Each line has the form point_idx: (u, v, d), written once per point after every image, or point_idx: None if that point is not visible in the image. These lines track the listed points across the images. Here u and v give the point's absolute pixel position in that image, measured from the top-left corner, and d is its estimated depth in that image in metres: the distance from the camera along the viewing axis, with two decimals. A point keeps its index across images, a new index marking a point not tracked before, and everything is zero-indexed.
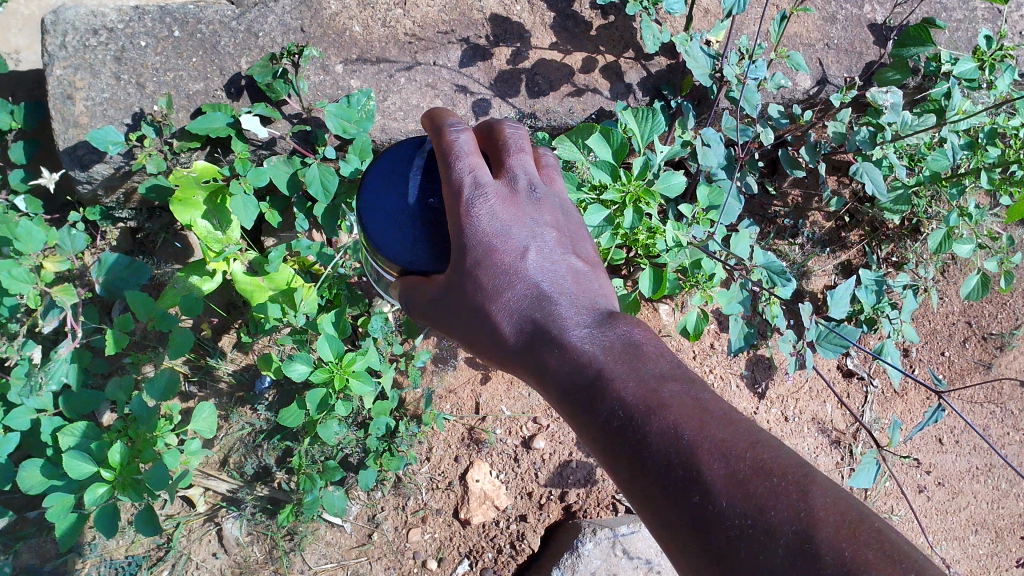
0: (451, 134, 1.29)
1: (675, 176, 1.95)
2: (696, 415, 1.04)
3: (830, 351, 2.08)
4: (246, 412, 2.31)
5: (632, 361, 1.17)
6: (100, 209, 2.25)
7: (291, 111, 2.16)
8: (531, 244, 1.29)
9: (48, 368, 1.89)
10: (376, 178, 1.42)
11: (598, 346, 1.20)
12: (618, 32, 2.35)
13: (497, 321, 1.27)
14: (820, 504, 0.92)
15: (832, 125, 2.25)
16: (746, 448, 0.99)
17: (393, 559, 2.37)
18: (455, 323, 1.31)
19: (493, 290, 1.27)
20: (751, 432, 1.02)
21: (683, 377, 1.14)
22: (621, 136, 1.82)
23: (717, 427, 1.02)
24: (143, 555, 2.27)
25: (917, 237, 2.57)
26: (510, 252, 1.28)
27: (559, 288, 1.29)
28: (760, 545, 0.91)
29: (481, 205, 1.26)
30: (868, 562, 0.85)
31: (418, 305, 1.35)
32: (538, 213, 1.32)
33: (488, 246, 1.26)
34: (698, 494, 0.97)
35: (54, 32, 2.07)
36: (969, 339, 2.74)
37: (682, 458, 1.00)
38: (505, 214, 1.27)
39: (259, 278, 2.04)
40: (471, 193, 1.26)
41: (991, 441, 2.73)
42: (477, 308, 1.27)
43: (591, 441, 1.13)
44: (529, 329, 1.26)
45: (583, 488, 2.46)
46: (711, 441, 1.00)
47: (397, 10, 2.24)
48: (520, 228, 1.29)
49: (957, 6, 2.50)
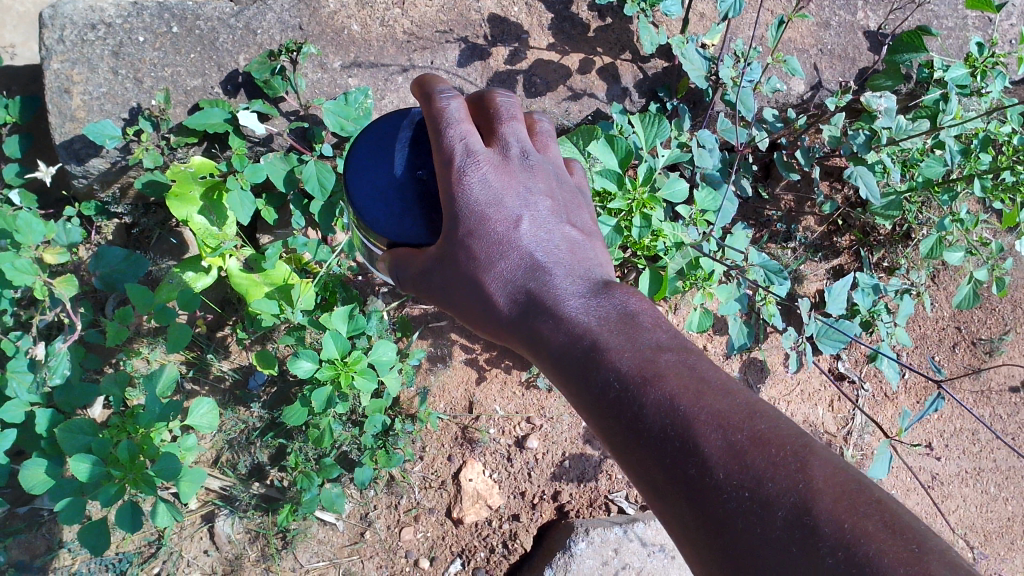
0: (442, 101, 1.29)
1: (678, 182, 1.97)
2: (692, 387, 1.04)
3: (830, 347, 2.11)
4: (241, 411, 2.31)
5: (629, 333, 1.16)
6: (96, 205, 2.24)
7: (289, 108, 2.17)
8: (525, 213, 1.30)
9: (50, 362, 1.94)
10: (362, 151, 1.41)
11: (594, 316, 1.20)
12: (615, 35, 2.38)
13: (490, 291, 1.28)
14: (819, 475, 0.91)
15: (826, 130, 2.29)
16: (743, 420, 0.98)
17: (385, 558, 2.37)
18: (449, 294, 1.32)
19: (487, 261, 1.28)
20: (748, 403, 1.02)
21: (680, 349, 1.13)
22: (626, 142, 1.83)
23: (714, 398, 1.02)
24: (134, 552, 2.26)
25: (909, 243, 2.61)
26: (503, 221, 1.28)
27: (553, 257, 1.29)
28: (757, 519, 0.90)
29: (474, 173, 1.27)
30: (868, 533, 0.85)
31: (410, 277, 1.35)
32: (532, 181, 1.33)
33: (481, 216, 1.27)
34: (695, 464, 0.97)
35: (52, 26, 2.07)
36: (958, 344, 2.76)
37: (677, 430, 1.00)
38: (497, 182, 1.28)
39: (256, 275, 2.09)
40: (463, 160, 1.27)
41: (979, 445, 2.75)
42: (470, 278, 1.29)
43: (586, 412, 1.13)
44: (523, 299, 1.26)
45: (575, 488, 2.47)
46: (708, 414, 1.00)
47: (396, 9, 2.26)
48: (514, 196, 1.30)
49: (948, 14, 2.53)
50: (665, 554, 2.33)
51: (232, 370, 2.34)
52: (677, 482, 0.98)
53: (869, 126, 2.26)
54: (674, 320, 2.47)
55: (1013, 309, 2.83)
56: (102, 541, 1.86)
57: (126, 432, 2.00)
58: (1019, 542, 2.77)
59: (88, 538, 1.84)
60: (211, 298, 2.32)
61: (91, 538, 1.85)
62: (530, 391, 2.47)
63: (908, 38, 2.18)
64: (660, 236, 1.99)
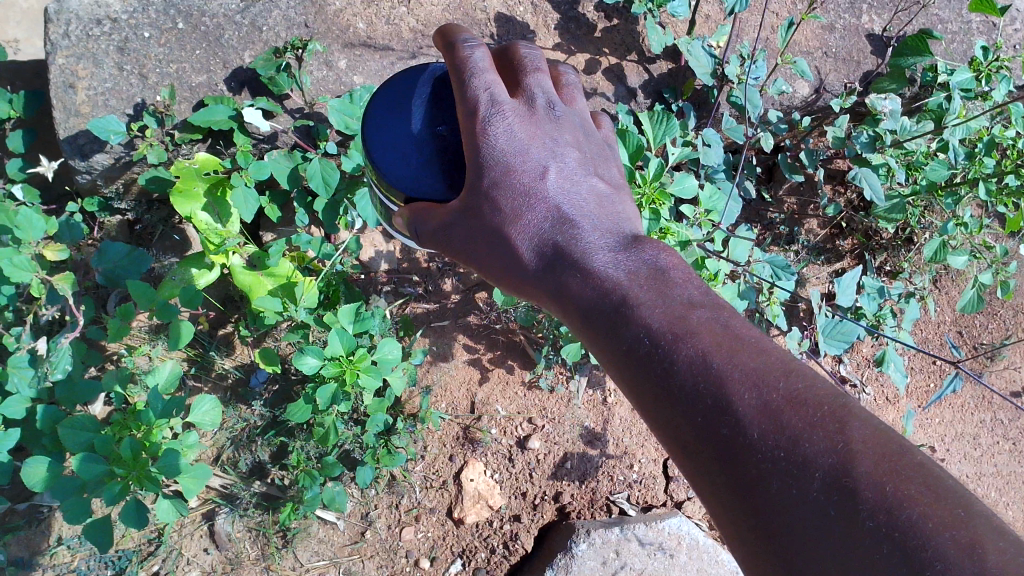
0: (466, 50, 1.28)
1: (688, 178, 1.99)
2: (724, 343, 1.00)
3: (835, 346, 2.09)
4: (242, 408, 2.30)
5: (657, 290, 1.11)
6: (99, 200, 2.22)
7: (293, 106, 2.18)
8: (551, 164, 1.28)
9: (52, 357, 1.94)
10: (380, 108, 1.41)
11: (622, 271, 1.16)
12: (620, 36, 2.38)
13: (516, 244, 1.26)
14: (857, 435, 0.87)
15: (831, 130, 2.27)
16: (779, 377, 0.94)
17: (385, 558, 2.36)
18: (474, 249, 1.31)
19: (512, 214, 1.26)
20: (784, 360, 0.98)
21: (713, 305, 1.09)
22: (639, 137, 1.83)
23: (747, 355, 0.98)
24: (134, 549, 2.25)
25: (911, 248, 2.59)
26: (529, 173, 1.27)
27: (580, 212, 1.26)
28: (791, 479, 0.87)
29: (498, 123, 1.25)
30: (910, 497, 0.82)
31: (429, 231, 1.34)
32: (558, 132, 1.31)
33: (506, 166, 1.25)
34: (727, 423, 0.93)
35: (57, 21, 2.06)
36: (960, 348, 2.75)
37: (710, 387, 0.96)
38: (523, 133, 1.27)
39: (259, 273, 2.09)
40: (488, 111, 1.25)
41: (980, 449, 2.74)
42: (495, 232, 1.27)
43: (614, 370, 1.09)
44: (549, 253, 1.23)
45: (577, 489, 2.45)
46: (742, 370, 0.96)
47: (401, 8, 2.26)
48: (540, 148, 1.28)
49: (952, 18, 2.53)
50: (667, 556, 2.31)
51: (233, 368, 2.34)
52: (708, 445, 0.94)
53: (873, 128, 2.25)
54: None
55: (1014, 313, 2.83)
56: (103, 540, 1.85)
57: (128, 428, 1.99)
58: None
59: (95, 535, 1.84)
60: (214, 296, 2.33)
61: (95, 536, 1.84)
62: (532, 393, 2.47)
63: (913, 40, 2.18)
64: (668, 235, 1.92)
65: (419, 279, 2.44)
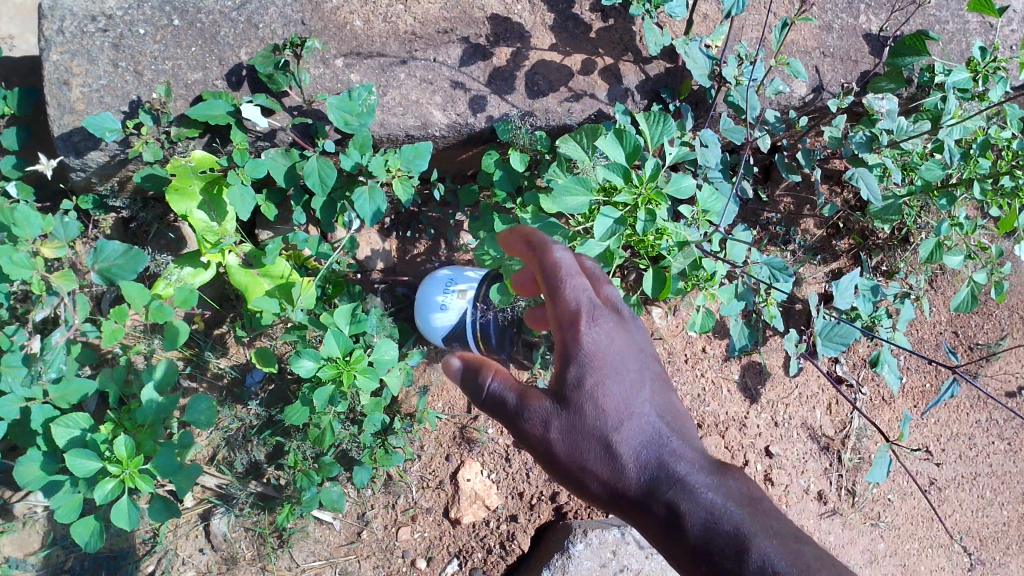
0: (561, 252, 1.45)
1: (684, 179, 1.85)
2: (776, 544, 1.24)
3: (832, 349, 2.10)
4: (237, 408, 2.26)
5: (708, 474, 1.34)
6: (94, 198, 2.19)
7: (291, 103, 2.14)
8: (641, 372, 1.43)
9: (46, 357, 1.90)
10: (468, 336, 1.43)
11: (726, 496, 1.30)
12: (618, 35, 2.33)
13: (619, 443, 1.35)
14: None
15: (828, 131, 2.29)
16: (813, 561, 1.23)
17: (382, 558, 2.35)
18: (575, 447, 1.36)
19: (618, 430, 1.36)
20: (806, 541, 1.28)
21: (749, 495, 1.33)
22: (636, 137, 1.69)
23: (785, 542, 1.25)
24: (129, 550, 2.23)
25: (907, 247, 2.60)
26: (630, 387, 1.40)
27: (671, 432, 1.40)
28: None
29: (602, 327, 1.40)
30: None
31: (533, 429, 1.37)
32: (639, 333, 1.48)
33: (609, 385, 1.37)
34: (732, 558, 1.22)
35: (51, 17, 2.05)
36: (956, 349, 2.76)
37: (736, 548, 1.23)
38: (619, 341, 1.42)
39: (255, 271, 2.13)
40: (592, 316, 1.40)
41: (975, 450, 2.74)
42: (601, 433, 1.36)
43: (664, 537, 1.30)
44: (654, 473, 1.34)
45: (574, 489, 2.43)
46: (767, 533, 1.26)
47: (398, 5, 2.22)
48: (632, 360, 1.42)
49: (950, 18, 2.53)
50: (664, 557, 2.31)
51: (229, 367, 2.33)
52: None
53: (870, 128, 2.25)
54: (673, 321, 2.52)
55: (1009, 315, 2.83)
56: (93, 540, 1.85)
57: (123, 428, 1.97)
58: (1014, 549, 2.74)
59: (80, 535, 1.84)
60: (210, 294, 2.31)
61: (83, 536, 1.83)
62: None
63: (910, 41, 2.18)
64: (664, 235, 1.90)
65: (412, 279, 2.47)
